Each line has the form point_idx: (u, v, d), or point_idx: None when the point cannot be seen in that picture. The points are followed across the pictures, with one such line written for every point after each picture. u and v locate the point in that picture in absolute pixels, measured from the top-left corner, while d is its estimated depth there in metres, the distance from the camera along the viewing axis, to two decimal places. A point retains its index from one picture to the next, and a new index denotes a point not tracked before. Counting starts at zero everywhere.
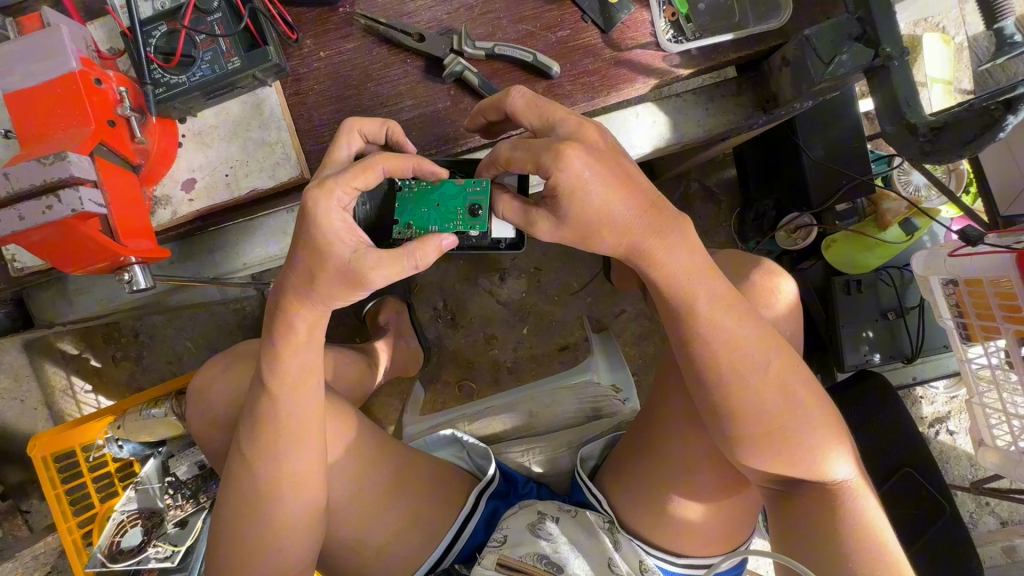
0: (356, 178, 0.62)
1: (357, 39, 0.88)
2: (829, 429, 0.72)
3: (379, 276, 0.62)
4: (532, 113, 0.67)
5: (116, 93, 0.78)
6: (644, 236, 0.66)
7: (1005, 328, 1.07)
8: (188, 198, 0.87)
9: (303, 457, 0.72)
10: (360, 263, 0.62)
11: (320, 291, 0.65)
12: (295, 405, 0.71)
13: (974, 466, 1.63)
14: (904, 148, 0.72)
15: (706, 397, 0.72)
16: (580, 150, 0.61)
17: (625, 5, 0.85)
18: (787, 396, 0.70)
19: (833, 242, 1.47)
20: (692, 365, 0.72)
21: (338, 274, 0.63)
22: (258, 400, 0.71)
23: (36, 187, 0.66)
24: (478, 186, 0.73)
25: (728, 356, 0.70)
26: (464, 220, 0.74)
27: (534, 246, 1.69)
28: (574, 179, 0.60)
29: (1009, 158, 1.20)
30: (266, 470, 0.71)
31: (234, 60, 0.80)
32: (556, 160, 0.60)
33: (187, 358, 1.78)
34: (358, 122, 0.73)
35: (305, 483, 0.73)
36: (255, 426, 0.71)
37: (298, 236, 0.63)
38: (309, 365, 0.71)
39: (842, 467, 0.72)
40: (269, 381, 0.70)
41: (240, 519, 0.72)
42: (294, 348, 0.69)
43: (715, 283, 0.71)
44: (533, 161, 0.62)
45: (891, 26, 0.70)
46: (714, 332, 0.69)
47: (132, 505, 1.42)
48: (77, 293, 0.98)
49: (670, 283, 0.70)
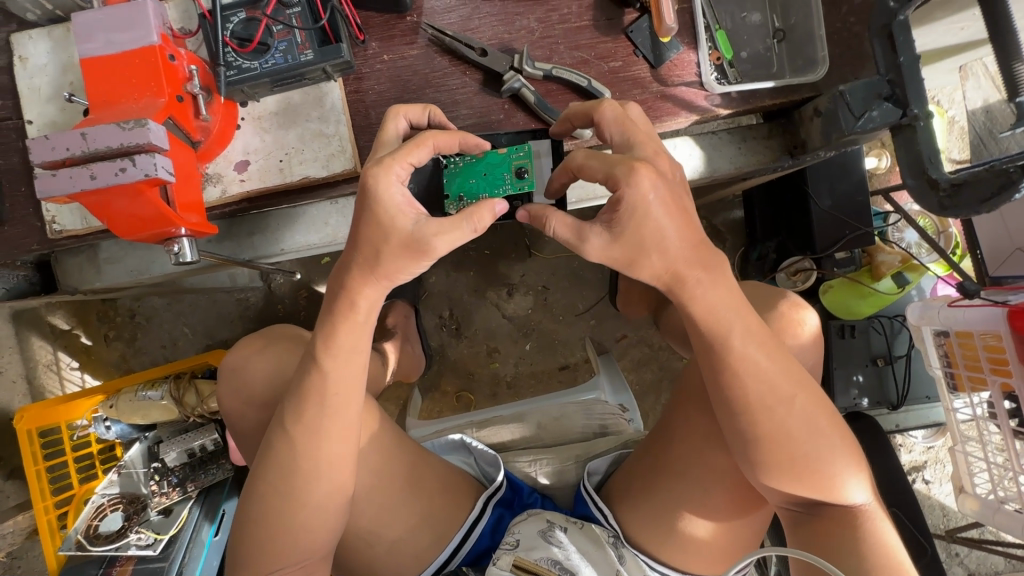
0: (411, 153, 0.67)
1: (421, 47, 0.93)
2: (848, 454, 0.75)
3: (441, 242, 0.66)
4: (620, 127, 0.73)
5: (185, 70, 0.80)
6: (688, 268, 0.72)
7: (992, 381, 1.14)
8: (240, 178, 0.90)
9: (344, 439, 0.74)
10: (424, 233, 0.65)
11: (385, 268, 0.68)
12: (346, 386, 0.73)
13: (947, 515, 1.68)
14: (923, 202, 0.78)
15: (733, 422, 0.75)
16: (652, 172, 0.67)
17: (675, 45, 0.92)
18: (812, 423, 0.74)
19: (830, 287, 1.54)
20: (721, 390, 0.74)
21: (403, 248, 0.67)
22: (304, 375, 0.73)
23: (112, 150, 0.68)
24: (522, 152, 0.83)
25: (756, 383, 0.73)
26: (512, 182, 0.84)
27: (544, 265, 1.71)
28: (639, 198, 0.67)
29: (1000, 225, 1.29)
30: (304, 445, 0.72)
31: (307, 53, 0.83)
32: (628, 176, 0.67)
33: (183, 344, 1.68)
34: (402, 108, 0.77)
35: (338, 468, 0.74)
36: (300, 402, 0.72)
37: (364, 221, 0.67)
38: (356, 347, 0.72)
39: (860, 492, 0.75)
40: (320, 359, 0.72)
41: (272, 494, 0.73)
42: (351, 330, 0.72)
43: (745, 315, 0.74)
44: (605, 175, 0.69)
45: (919, 89, 0.77)
46: (747, 361, 0.73)
47: (114, 489, 1.38)
48: (107, 262, 1.00)
49: (713, 314, 0.73)
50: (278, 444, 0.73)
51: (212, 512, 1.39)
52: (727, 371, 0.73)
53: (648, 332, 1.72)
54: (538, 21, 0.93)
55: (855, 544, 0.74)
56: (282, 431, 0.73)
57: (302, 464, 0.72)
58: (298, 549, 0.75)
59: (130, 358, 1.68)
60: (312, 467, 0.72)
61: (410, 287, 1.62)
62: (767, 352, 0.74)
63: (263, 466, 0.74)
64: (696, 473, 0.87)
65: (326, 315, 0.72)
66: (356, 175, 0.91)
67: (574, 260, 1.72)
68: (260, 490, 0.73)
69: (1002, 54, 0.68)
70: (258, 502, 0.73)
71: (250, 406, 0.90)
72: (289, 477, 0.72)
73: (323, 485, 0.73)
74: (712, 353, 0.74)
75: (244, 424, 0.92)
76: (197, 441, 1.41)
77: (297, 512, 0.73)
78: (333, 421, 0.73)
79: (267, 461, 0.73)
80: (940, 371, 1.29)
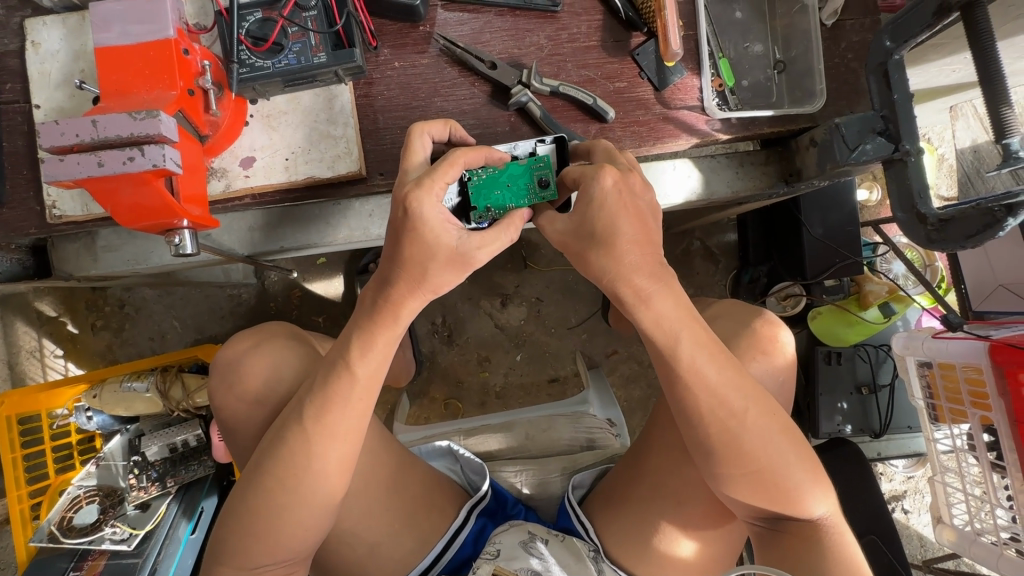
0: (448, 174, 0.70)
1: (433, 56, 0.95)
2: (810, 471, 0.75)
3: (484, 253, 0.71)
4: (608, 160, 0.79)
5: (198, 65, 0.81)
6: (633, 274, 0.71)
7: (972, 413, 1.17)
8: (245, 174, 0.90)
9: (355, 440, 0.75)
10: (468, 248, 0.70)
11: (432, 282, 0.72)
12: (370, 390, 0.74)
13: (924, 546, 1.69)
14: (912, 235, 0.81)
15: (695, 435, 0.75)
16: (615, 173, 0.71)
17: (679, 70, 0.95)
18: (767, 438, 0.73)
19: (820, 314, 1.57)
20: (681, 404, 0.74)
21: (450, 261, 0.70)
22: (332, 376, 0.73)
23: (122, 139, 0.68)
24: (543, 161, 0.82)
25: (714, 398, 0.73)
26: (536, 192, 0.83)
27: (539, 277, 1.72)
28: (602, 193, 0.70)
29: (985, 261, 1.33)
30: (320, 445, 0.73)
31: (320, 56, 0.85)
32: (594, 173, 0.71)
33: (172, 337, 1.66)
34: (425, 126, 0.78)
35: (347, 466, 0.75)
36: (325, 401, 0.73)
37: None
38: (385, 351, 0.74)
39: (818, 507, 0.75)
40: (352, 362, 0.73)
41: (278, 490, 0.72)
42: (388, 336, 0.74)
43: (695, 332, 0.73)
44: (577, 173, 0.74)
45: (911, 126, 0.80)
46: (699, 377, 0.73)
47: (91, 481, 1.35)
48: (105, 250, 1.01)
49: (660, 328, 0.73)
50: (293, 439, 0.73)
51: (190, 509, 1.36)
52: (699, 381, 0.73)
53: (639, 348, 1.73)
54: (548, 38, 0.96)
55: (823, 563, 0.74)
56: (300, 427, 0.73)
57: (315, 462, 0.73)
58: (287, 545, 0.74)
59: (117, 348, 1.65)
60: (317, 462, 0.73)
61: None
62: (721, 369, 0.73)
63: (269, 460, 0.73)
64: (672, 487, 0.87)
65: (366, 321, 0.74)
66: (360, 178, 0.92)
67: (568, 273, 1.73)
68: (265, 485, 0.73)
69: (990, 97, 0.71)
70: (249, 498, 0.73)
71: (243, 402, 0.90)
72: (293, 474, 0.72)
73: (328, 484, 0.74)
74: (664, 367, 0.74)
75: (232, 420, 0.91)
76: (179, 436, 1.39)
77: (301, 509, 0.73)
78: (346, 420, 0.74)
79: (277, 455, 0.73)
80: (922, 402, 1.32)
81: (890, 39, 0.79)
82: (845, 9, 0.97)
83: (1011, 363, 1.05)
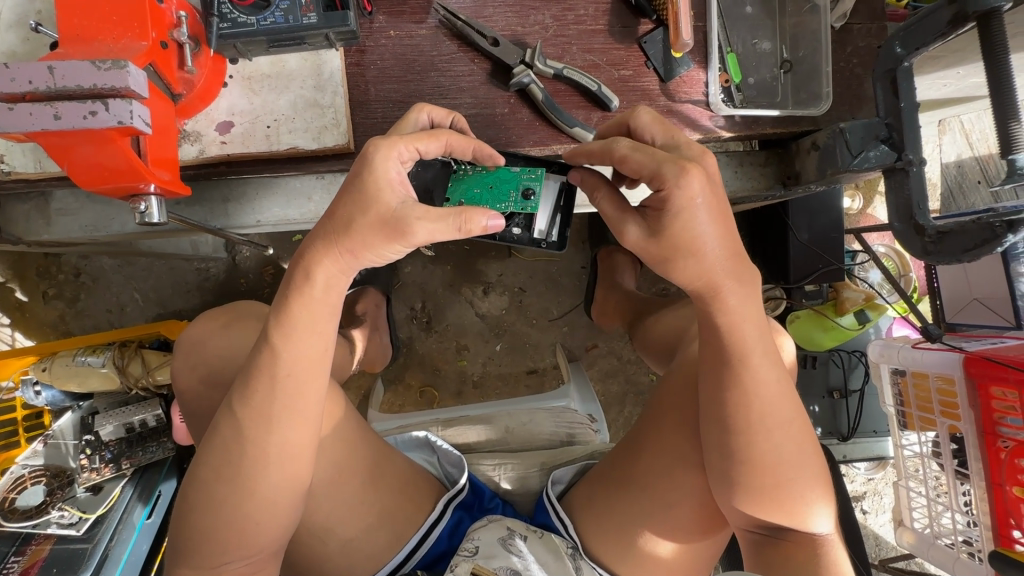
0: (421, 141, 0.63)
1: (431, 28, 0.89)
2: (823, 484, 0.74)
3: (423, 228, 0.60)
4: (659, 128, 0.70)
5: (173, 15, 0.73)
6: (721, 282, 0.67)
7: (941, 422, 1.20)
8: (221, 140, 0.84)
9: (297, 427, 0.68)
10: (407, 215, 0.60)
11: (353, 240, 0.62)
12: (302, 372, 0.67)
13: (879, 544, 1.76)
14: (908, 244, 0.81)
15: (724, 440, 0.72)
16: (702, 176, 0.61)
17: (686, 62, 0.92)
18: (805, 452, 0.72)
19: (796, 318, 1.57)
20: (721, 406, 0.72)
21: (380, 226, 0.61)
22: (257, 354, 0.67)
23: (83, 90, 0.61)
24: (534, 174, 0.81)
25: (760, 408, 0.70)
26: (516, 201, 0.81)
27: (523, 267, 1.68)
28: (686, 202, 0.61)
29: (962, 274, 1.34)
30: (251, 433, 0.66)
31: (310, 16, 0.79)
32: (678, 176, 0.61)
33: (131, 310, 1.56)
34: (425, 105, 0.71)
35: (294, 456, 0.68)
36: (249, 380, 0.66)
37: (344, 190, 0.62)
38: (310, 327, 0.66)
39: (823, 523, 0.73)
40: (274, 339, 0.66)
41: (216, 481, 0.67)
42: (294, 305, 0.65)
43: (765, 339, 0.71)
44: (651, 172, 0.63)
45: (916, 135, 0.79)
46: (757, 385, 0.70)
47: (37, 461, 1.25)
48: (59, 213, 0.92)
49: (737, 332, 0.70)
50: (226, 428, 0.67)
51: (147, 493, 1.29)
52: (748, 385, 0.70)
53: (620, 344, 1.72)
54: (554, 18, 0.92)
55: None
56: (231, 415, 0.67)
57: (246, 449, 0.66)
58: (249, 541, 0.69)
59: (70, 318, 1.55)
60: (273, 456, 0.67)
61: (383, 275, 1.56)
62: (778, 378, 0.72)
63: (206, 448, 0.68)
64: (663, 487, 0.84)
65: (285, 288, 0.66)
66: (348, 152, 0.87)
67: (552, 264, 1.70)
68: (201, 476, 0.68)
69: (999, 111, 0.70)
70: (191, 485, 0.68)
71: (206, 386, 0.84)
72: (237, 467, 0.67)
73: (271, 475, 0.68)
74: (724, 369, 0.71)
75: (196, 405, 0.85)
76: (137, 416, 1.31)
77: (245, 503, 0.67)
78: (281, 404, 0.66)
79: (211, 443, 0.68)
80: (892, 408, 1.34)
81: (901, 45, 0.78)
82: (853, 13, 0.95)
83: (983, 376, 1.09)
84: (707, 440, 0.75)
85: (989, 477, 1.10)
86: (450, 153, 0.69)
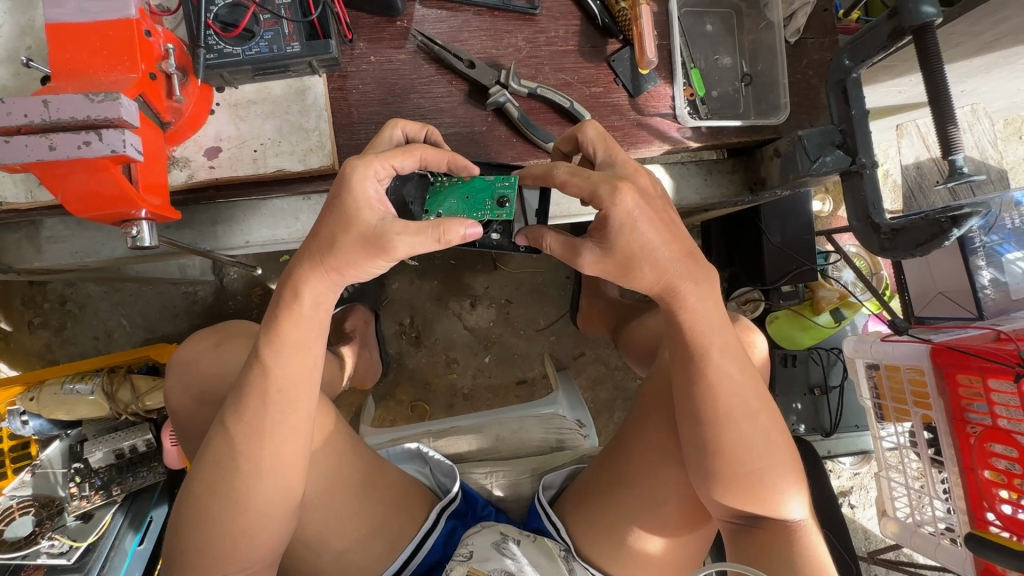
0: (395, 158, 0.66)
1: (409, 53, 0.94)
2: (794, 472, 0.77)
3: (403, 243, 0.63)
4: (602, 145, 0.74)
5: (161, 48, 0.76)
6: (688, 278, 0.72)
7: (915, 412, 1.24)
8: (209, 165, 0.87)
9: (289, 440, 0.70)
10: (387, 231, 0.63)
11: (337, 260, 0.65)
12: (293, 386, 0.69)
13: (869, 538, 1.79)
14: (866, 242, 0.86)
15: (697, 432, 0.76)
16: (634, 191, 0.67)
17: (653, 78, 0.97)
18: (775, 440, 0.76)
19: (777, 318, 1.63)
20: (691, 400, 0.75)
21: (362, 243, 0.64)
22: (249, 372, 0.69)
23: (76, 121, 0.64)
24: (508, 181, 0.81)
25: (730, 401, 0.74)
26: (492, 209, 0.82)
27: (508, 279, 1.72)
28: (623, 216, 0.66)
29: (925, 270, 1.40)
30: (244, 447, 0.68)
31: (294, 45, 0.83)
32: (612, 195, 0.66)
33: (119, 336, 1.56)
34: (400, 121, 0.75)
35: (286, 468, 0.70)
36: (241, 398, 0.68)
37: (329, 207, 0.65)
38: (302, 343, 0.69)
39: (798, 509, 0.77)
40: (265, 355, 0.68)
41: (210, 497, 0.68)
42: (284, 322, 0.68)
43: (722, 334, 0.76)
44: (588, 194, 0.68)
45: (867, 141, 0.85)
46: (721, 378, 0.74)
47: (25, 491, 1.25)
48: (50, 241, 0.94)
49: (697, 329, 0.74)
50: (218, 443, 0.69)
51: (138, 520, 1.30)
52: (717, 379, 0.74)
53: (606, 350, 1.75)
54: (526, 40, 0.97)
55: (797, 561, 0.75)
56: (223, 431, 0.69)
57: (239, 463, 0.68)
58: (244, 555, 0.70)
59: (57, 347, 1.55)
60: (265, 470, 0.69)
61: (371, 292, 1.58)
62: (741, 370, 0.76)
63: (199, 463, 0.70)
64: (649, 486, 0.87)
65: (275, 307, 0.69)
66: (333, 172, 0.90)
67: (537, 275, 1.73)
68: (195, 493, 0.69)
69: (938, 115, 0.76)
70: (185, 501, 0.70)
71: (198, 404, 0.86)
72: (229, 481, 0.68)
73: (264, 488, 0.69)
74: (690, 364, 0.75)
75: (189, 425, 0.87)
76: (127, 442, 1.31)
77: (238, 517, 0.68)
78: (274, 418, 0.68)
79: (205, 461, 0.69)
80: (869, 401, 1.39)
81: (849, 58, 0.83)
82: (806, 28, 1.02)
83: (950, 366, 1.14)
84: (682, 435, 0.78)
85: (961, 462, 1.14)
86: (425, 166, 0.72)
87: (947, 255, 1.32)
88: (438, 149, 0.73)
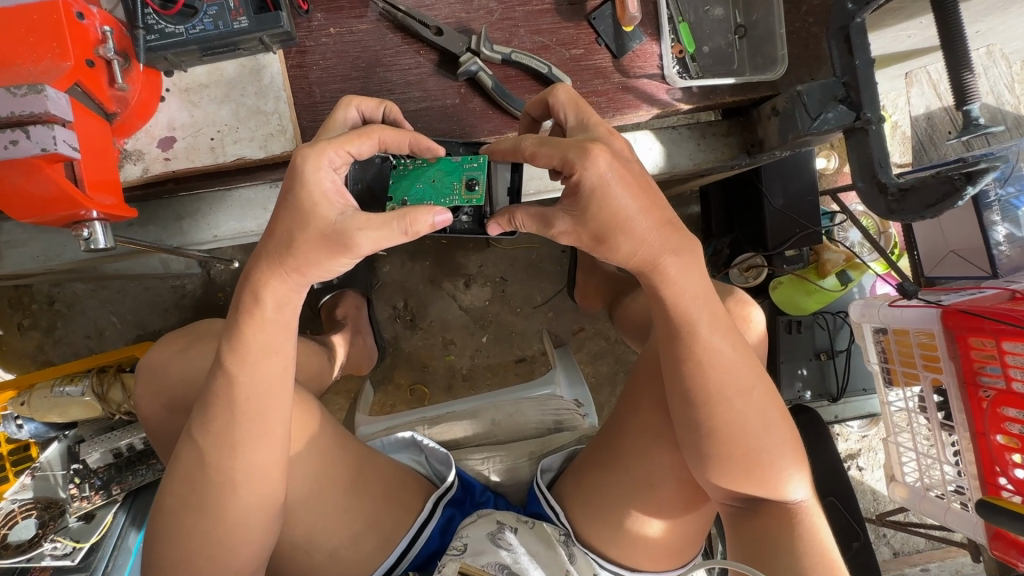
0: (351, 142, 0.60)
1: (372, 22, 0.87)
2: (792, 449, 0.74)
3: (364, 238, 0.58)
4: (573, 109, 0.68)
5: (98, 31, 0.70)
6: (670, 253, 0.67)
7: (924, 376, 1.20)
8: (164, 156, 0.81)
9: (261, 448, 0.66)
10: (347, 226, 0.58)
11: (296, 259, 0.61)
12: (262, 392, 0.65)
13: (877, 499, 1.78)
14: (872, 205, 0.80)
15: (689, 412, 0.72)
16: (607, 153, 0.61)
17: (638, 36, 0.90)
18: (770, 418, 0.72)
19: (779, 284, 1.57)
20: (682, 379, 0.72)
21: (322, 240, 0.59)
22: (213, 382, 0.65)
23: (2, 118, 0.59)
24: (476, 162, 0.75)
25: (723, 378, 0.71)
26: (461, 194, 0.77)
27: (502, 257, 1.67)
28: (597, 178, 0.61)
29: (936, 228, 1.34)
30: (216, 457, 0.65)
31: (241, 20, 0.76)
32: (583, 157, 0.60)
33: (110, 334, 1.54)
34: (353, 99, 0.69)
35: (263, 475, 0.67)
36: (207, 408, 0.65)
37: (283, 202, 0.60)
38: (270, 347, 0.65)
39: (799, 490, 0.73)
40: (228, 364, 0.64)
41: (186, 510, 0.66)
42: (247, 328, 0.64)
43: (712, 308, 0.72)
44: (559, 160, 0.62)
45: (873, 94, 0.77)
46: (712, 353, 0.70)
47: (26, 494, 1.25)
48: (8, 246, 0.90)
49: (684, 302, 0.71)
50: (188, 453, 0.66)
51: (140, 518, 1.30)
52: (706, 357, 0.70)
53: (605, 324, 1.71)
54: (498, 1, 0.89)
55: (799, 544, 0.71)
56: (191, 441, 0.66)
57: (211, 473, 0.66)
58: (226, 564, 0.68)
59: (49, 348, 1.53)
60: (239, 479, 0.66)
61: (361, 277, 1.53)
62: (733, 344, 0.72)
63: (171, 476, 0.67)
64: (643, 468, 0.84)
65: (234, 314, 0.65)
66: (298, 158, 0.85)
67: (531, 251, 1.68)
68: (170, 506, 0.67)
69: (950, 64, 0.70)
70: (160, 515, 0.68)
71: (175, 409, 0.83)
72: (203, 491, 0.66)
73: (241, 497, 0.67)
74: (678, 340, 0.71)
75: (168, 430, 0.85)
76: (124, 441, 1.30)
77: (218, 527, 0.66)
78: (244, 425, 0.65)
79: (177, 473, 0.67)
80: (876, 366, 1.34)
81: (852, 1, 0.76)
82: None
83: (961, 328, 1.09)
84: (676, 416, 0.75)
85: (973, 427, 1.10)
86: (385, 150, 0.65)
87: (959, 211, 1.26)
88: (399, 128, 0.67)
